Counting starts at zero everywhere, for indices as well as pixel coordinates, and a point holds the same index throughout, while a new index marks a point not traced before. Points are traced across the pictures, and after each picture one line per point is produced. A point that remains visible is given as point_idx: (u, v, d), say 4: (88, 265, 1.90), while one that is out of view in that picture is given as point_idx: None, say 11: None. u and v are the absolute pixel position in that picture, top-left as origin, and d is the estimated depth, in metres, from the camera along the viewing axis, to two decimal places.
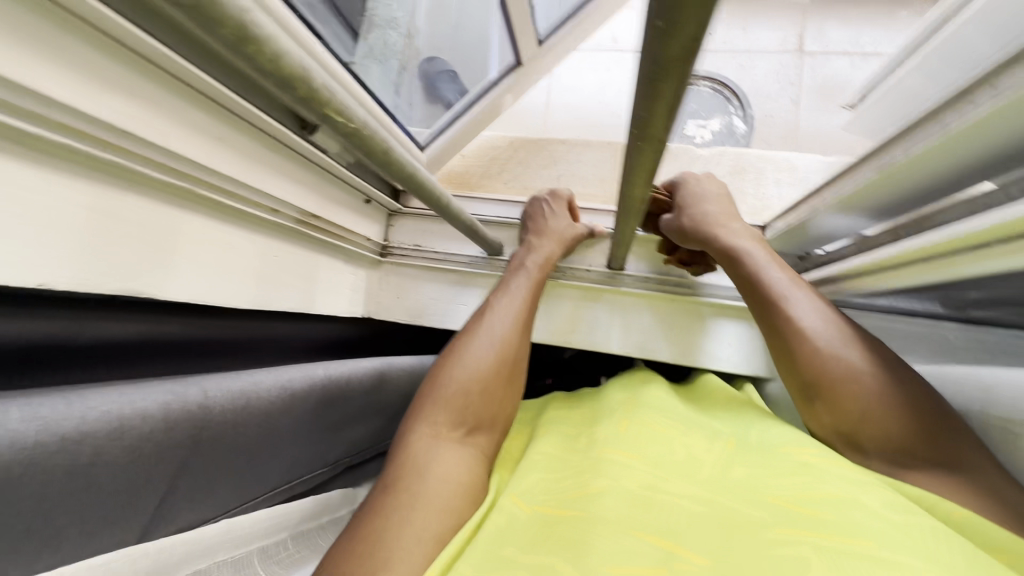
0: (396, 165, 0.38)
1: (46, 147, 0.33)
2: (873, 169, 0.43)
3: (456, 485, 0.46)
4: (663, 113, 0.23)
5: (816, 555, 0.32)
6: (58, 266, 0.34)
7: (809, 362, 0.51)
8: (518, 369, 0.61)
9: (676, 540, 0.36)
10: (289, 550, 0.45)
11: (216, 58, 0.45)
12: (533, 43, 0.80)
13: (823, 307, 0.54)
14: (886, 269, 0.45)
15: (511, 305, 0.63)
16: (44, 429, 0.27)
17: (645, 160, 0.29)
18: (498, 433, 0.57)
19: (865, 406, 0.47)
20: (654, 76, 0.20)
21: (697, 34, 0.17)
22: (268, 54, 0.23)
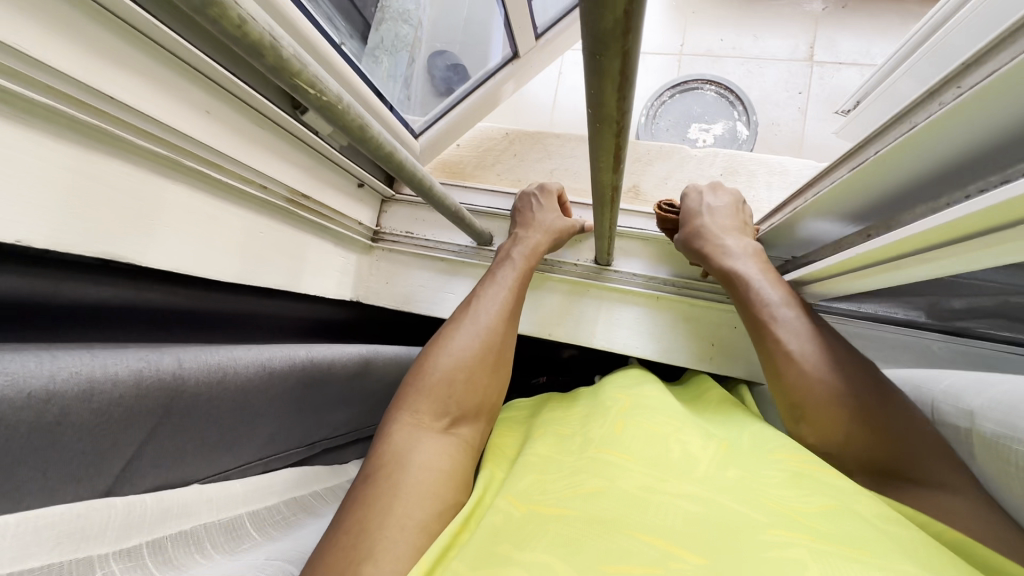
0: (373, 143, 0.39)
1: (29, 107, 0.34)
2: (848, 169, 0.44)
3: (437, 475, 0.46)
4: (612, 92, 0.23)
5: (809, 556, 0.33)
6: (36, 224, 0.35)
7: (797, 386, 0.51)
8: (506, 359, 0.61)
9: (671, 538, 0.36)
10: (283, 513, 0.47)
11: (206, 33, 0.46)
12: (531, 39, 0.81)
13: (812, 331, 0.53)
14: (855, 268, 0.45)
15: (497, 297, 0.63)
16: (11, 385, 0.26)
17: (606, 142, 0.29)
18: (482, 423, 0.56)
19: (849, 428, 0.48)
20: (596, 50, 0.20)
21: (627, 9, 0.18)
22: (233, 19, 0.24)
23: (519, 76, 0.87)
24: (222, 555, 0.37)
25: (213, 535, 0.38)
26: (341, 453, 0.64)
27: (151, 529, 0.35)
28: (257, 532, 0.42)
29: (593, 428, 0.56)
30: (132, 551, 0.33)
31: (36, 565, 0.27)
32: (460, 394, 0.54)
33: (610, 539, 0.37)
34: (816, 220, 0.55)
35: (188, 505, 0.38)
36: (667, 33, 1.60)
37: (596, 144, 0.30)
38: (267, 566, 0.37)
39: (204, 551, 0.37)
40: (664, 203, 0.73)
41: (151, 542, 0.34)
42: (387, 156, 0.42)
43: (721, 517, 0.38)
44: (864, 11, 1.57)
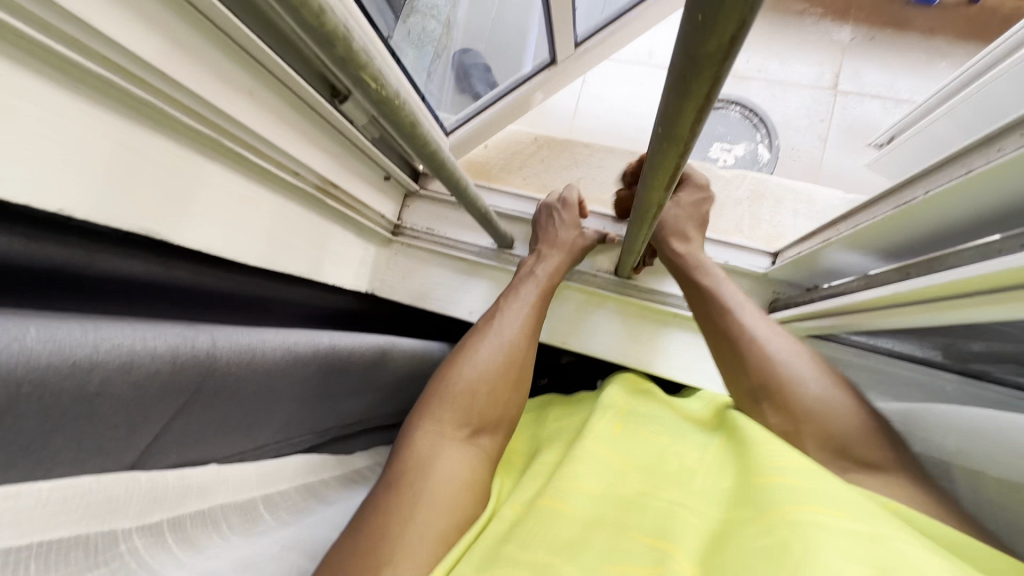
0: (421, 140, 0.39)
1: (81, 77, 0.34)
2: (893, 206, 0.44)
3: (461, 486, 0.46)
4: (691, 114, 0.23)
5: (795, 538, 0.33)
6: (77, 195, 0.35)
7: (756, 368, 0.55)
8: (527, 374, 0.60)
9: (669, 539, 0.38)
10: (293, 498, 0.48)
11: (259, 15, 0.45)
12: (570, 47, 0.80)
13: (770, 324, 0.59)
14: (890, 304, 0.44)
15: (518, 312, 0.63)
16: (58, 352, 0.25)
17: (669, 161, 0.29)
18: (504, 433, 0.56)
19: (809, 408, 0.50)
20: (688, 72, 0.20)
21: (734, 35, 0.18)
22: (313, 7, 0.24)
23: (551, 83, 0.86)
24: (237, 537, 0.39)
25: (229, 518, 0.40)
26: (348, 444, 0.64)
27: (173, 505, 0.36)
28: (270, 517, 0.44)
29: (591, 419, 0.56)
30: (155, 528, 0.34)
31: (64, 535, 0.28)
32: (483, 404, 0.54)
33: (612, 542, 0.38)
34: (844, 252, 0.55)
35: (206, 484, 0.39)
36: None
37: (656, 160, 0.30)
38: (280, 557, 0.39)
39: (220, 532, 0.38)
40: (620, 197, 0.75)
41: (172, 519, 0.35)
42: (430, 153, 0.42)
43: (729, 523, 0.39)
44: (892, 45, 1.57)
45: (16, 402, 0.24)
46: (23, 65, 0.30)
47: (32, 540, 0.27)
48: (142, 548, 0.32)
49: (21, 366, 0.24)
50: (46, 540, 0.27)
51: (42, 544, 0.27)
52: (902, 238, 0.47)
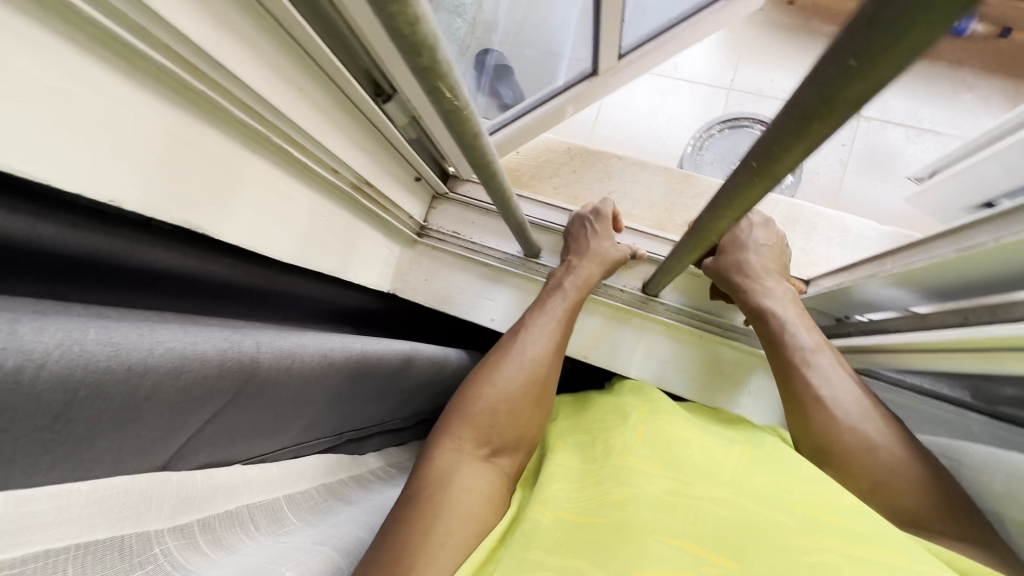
0: (479, 149, 0.38)
1: (141, 64, 0.33)
2: (951, 249, 0.44)
3: (481, 506, 0.46)
4: (798, 154, 0.23)
5: (844, 562, 0.34)
6: (128, 185, 0.34)
7: (822, 429, 0.54)
8: (551, 390, 0.60)
9: (699, 543, 0.37)
10: (315, 499, 0.47)
11: (317, 9, 0.44)
12: (614, 57, 0.78)
13: (847, 381, 0.56)
14: (945, 347, 0.45)
15: (546, 328, 0.62)
16: (115, 356, 0.24)
17: (750, 196, 0.29)
18: (525, 449, 0.56)
19: (877, 479, 0.50)
20: (815, 113, 0.20)
21: (885, 80, 0.18)
22: (409, 16, 0.23)
23: (590, 95, 0.85)
24: (265, 538, 0.38)
25: (258, 518, 0.39)
26: (365, 446, 0.63)
27: (202, 506, 0.34)
28: (295, 518, 0.43)
29: (615, 430, 0.57)
30: (186, 530, 0.33)
31: (102, 536, 0.27)
32: (504, 423, 0.53)
33: (645, 541, 0.38)
34: (890, 288, 0.54)
35: (234, 485, 0.38)
36: (718, 64, 1.59)
37: (733, 190, 0.29)
38: (314, 553, 0.39)
39: (249, 533, 0.37)
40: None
41: (202, 521, 0.34)
42: (483, 162, 0.41)
43: (753, 524, 0.39)
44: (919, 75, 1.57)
45: (70, 406, 0.23)
46: (88, 50, 0.29)
47: (73, 542, 0.25)
48: (176, 551, 0.31)
49: (80, 369, 0.22)
50: (86, 542, 0.26)
51: (82, 546, 0.26)
52: (949, 283, 0.47)
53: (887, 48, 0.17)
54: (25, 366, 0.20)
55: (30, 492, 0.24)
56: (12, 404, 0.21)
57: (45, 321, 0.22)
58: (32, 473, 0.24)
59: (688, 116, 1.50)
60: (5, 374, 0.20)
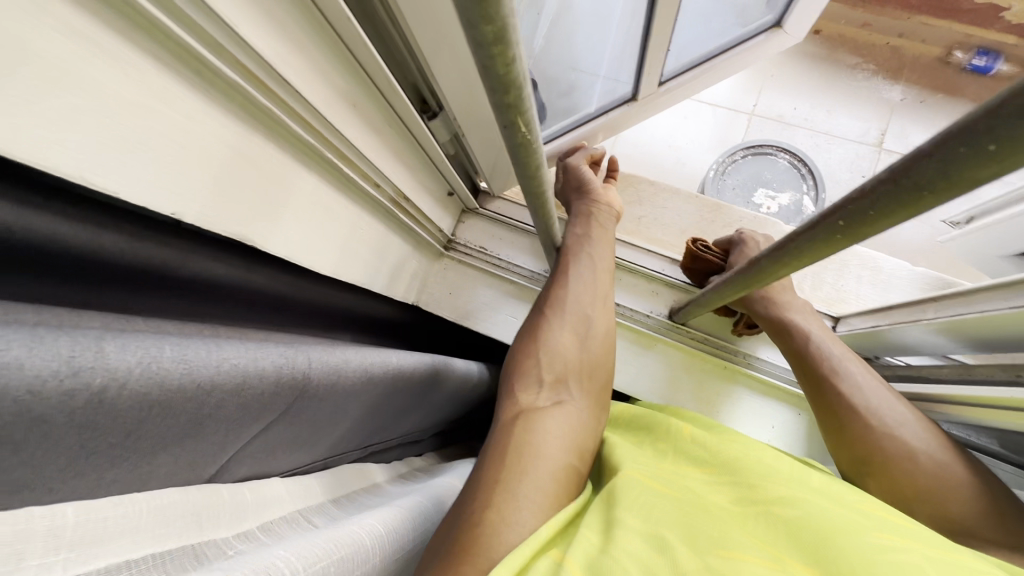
0: (536, 179, 0.38)
1: (212, 79, 0.33)
2: (1007, 304, 0.44)
3: (549, 445, 0.46)
4: (912, 209, 0.23)
5: (925, 564, 0.33)
6: (189, 198, 0.34)
7: (863, 438, 0.53)
8: (593, 318, 0.59)
9: (779, 543, 0.37)
10: (353, 494, 0.48)
11: (376, 27, 0.45)
12: (655, 85, 0.79)
13: (875, 385, 0.57)
14: (1010, 406, 0.45)
15: (573, 271, 0.62)
16: (187, 373, 0.24)
17: (828, 249, 0.30)
18: (585, 374, 0.55)
19: (924, 484, 0.49)
20: (958, 163, 0.20)
21: None
22: (507, 57, 0.23)
23: (622, 122, 0.86)
24: (319, 518, 0.39)
25: (310, 514, 0.39)
26: (386, 458, 0.63)
27: (257, 514, 0.35)
28: (335, 504, 0.43)
29: (662, 436, 0.57)
30: (249, 533, 0.32)
31: (172, 547, 0.27)
32: (556, 361, 0.53)
33: (726, 532, 0.38)
34: (928, 336, 0.55)
35: (279, 496, 0.38)
36: (742, 89, 1.59)
37: (807, 241, 0.30)
38: (375, 516, 0.40)
39: (305, 518, 0.38)
40: (694, 240, 0.74)
41: (262, 525, 0.34)
42: (537, 190, 0.41)
43: (819, 520, 0.38)
44: (941, 111, 1.57)
45: (142, 423, 0.23)
46: (165, 64, 0.29)
47: (149, 551, 0.25)
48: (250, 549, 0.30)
49: (155, 388, 0.22)
50: (160, 552, 0.26)
51: (159, 556, 0.26)
52: (1002, 336, 0.47)
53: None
54: (109, 385, 0.20)
55: (94, 504, 0.23)
56: (93, 421, 0.20)
57: (125, 339, 0.22)
58: (95, 488, 0.23)
59: (709, 139, 1.50)
60: (92, 393, 0.19)
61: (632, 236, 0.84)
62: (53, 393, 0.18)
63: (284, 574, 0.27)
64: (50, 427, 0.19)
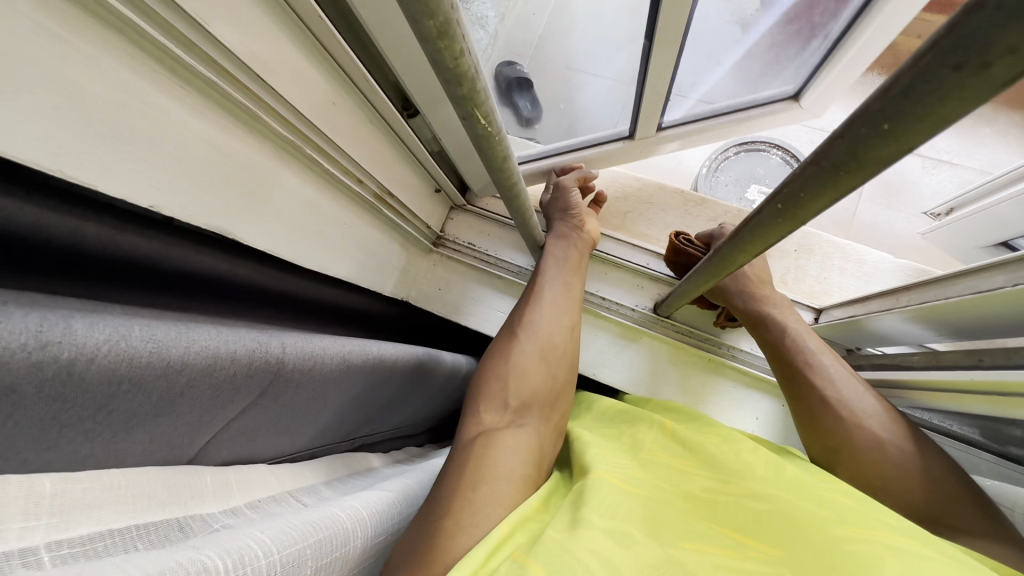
0: (505, 172, 0.40)
1: (189, 77, 0.34)
2: (968, 289, 0.45)
3: (511, 462, 0.47)
4: (844, 188, 0.25)
5: (887, 552, 0.33)
6: (168, 191, 0.35)
7: (833, 429, 0.54)
8: (560, 346, 0.60)
9: (750, 535, 0.38)
10: (341, 477, 0.49)
11: (354, 27, 0.46)
12: (652, 128, 0.76)
13: (847, 378, 0.57)
14: (980, 389, 0.46)
15: (548, 296, 0.63)
16: (156, 352, 0.25)
17: (775, 234, 0.31)
18: (548, 404, 0.56)
19: (891, 473, 0.50)
20: (879, 140, 0.21)
21: (951, 118, 0.19)
22: (455, 50, 0.24)
23: (617, 156, 0.83)
24: (304, 498, 0.40)
25: (299, 494, 0.41)
26: (379, 449, 0.64)
27: (244, 493, 0.36)
28: (320, 483, 0.45)
29: (637, 430, 0.57)
30: (235, 509, 0.34)
31: (158, 518, 0.29)
32: (522, 386, 0.54)
33: (689, 527, 0.39)
34: (902, 324, 0.56)
35: (263, 478, 0.39)
36: None
37: (757, 226, 0.32)
38: (363, 498, 0.41)
39: (290, 498, 0.39)
40: (677, 233, 0.73)
41: (249, 502, 0.36)
42: (508, 182, 0.42)
43: (782, 517, 0.39)
44: None
45: (112, 398, 0.24)
46: (140, 62, 0.31)
47: (135, 523, 0.27)
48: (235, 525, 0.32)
49: (124, 365, 0.23)
50: (146, 524, 0.28)
51: (143, 527, 0.27)
52: (967, 322, 0.49)
53: (925, 112, 0.19)
54: (77, 359, 0.21)
55: (73, 476, 0.25)
56: (63, 394, 0.22)
57: (94, 318, 0.23)
58: (72, 460, 0.25)
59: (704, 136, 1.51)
60: (60, 366, 0.21)
61: (617, 231, 0.85)
62: (21, 363, 0.19)
63: (256, 553, 0.28)
64: (20, 397, 0.20)
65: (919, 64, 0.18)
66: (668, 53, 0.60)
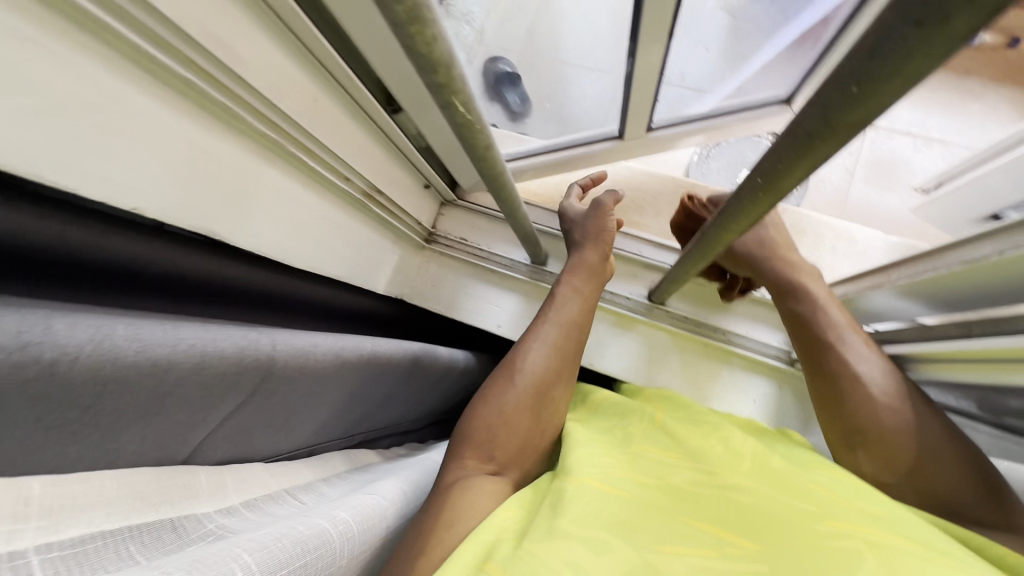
0: (489, 162, 0.40)
1: (167, 79, 0.34)
2: (958, 260, 0.45)
3: (484, 505, 0.46)
4: (829, 151, 0.24)
5: (868, 549, 0.34)
6: (147, 192, 0.35)
7: (859, 409, 0.54)
8: (554, 401, 0.58)
9: (723, 527, 0.38)
10: (341, 474, 0.49)
11: (331, 23, 0.46)
12: (642, 129, 0.76)
13: (877, 356, 0.57)
14: (982, 357, 0.46)
15: (550, 336, 0.60)
16: (141, 351, 0.25)
17: (755, 210, 0.32)
18: (526, 458, 0.54)
19: (912, 457, 0.51)
20: (852, 102, 0.21)
21: (919, 74, 0.19)
22: (426, 35, 0.24)
23: (609, 155, 0.84)
24: (307, 499, 0.40)
25: (297, 492, 0.41)
26: (379, 446, 0.64)
27: (240, 493, 0.36)
28: (318, 480, 0.45)
29: (629, 422, 0.58)
30: (232, 508, 0.34)
31: (152, 519, 0.29)
32: (508, 439, 0.53)
33: (669, 524, 0.38)
34: (896, 299, 0.56)
35: (259, 476, 0.39)
36: None
37: (739, 202, 0.32)
38: (364, 499, 0.41)
39: (285, 495, 0.40)
40: (689, 197, 0.72)
41: (245, 501, 0.36)
42: (493, 172, 0.42)
43: (768, 512, 0.39)
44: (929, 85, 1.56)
45: (99, 399, 0.24)
46: (113, 63, 0.30)
47: (128, 523, 0.27)
48: (229, 525, 0.32)
49: (108, 364, 0.23)
50: (138, 524, 0.28)
51: (135, 527, 0.27)
52: (960, 294, 0.49)
53: (892, 67, 0.19)
54: (59, 360, 0.21)
55: (61, 479, 0.25)
56: (46, 395, 0.22)
57: (76, 318, 0.23)
58: (61, 463, 0.25)
59: None
60: (42, 367, 0.21)
61: None
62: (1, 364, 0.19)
63: None
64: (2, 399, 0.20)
65: (886, 20, 0.18)
66: (653, 55, 0.60)
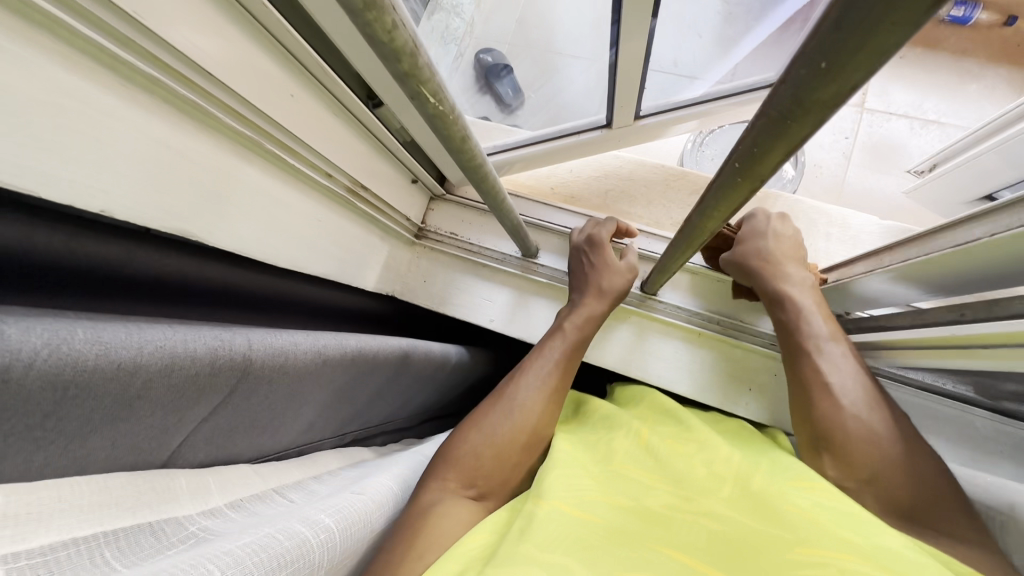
0: (468, 154, 0.39)
1: (134, 77, 0.33)
2: (949, 243, 0.45)
3: (455, 528, 0.45)
4: (803, 134, 0.23)
5: None
6: (118, 194, 0.34)
7: (827, 422, 0.53)
8: (540, 437, 0.57)
9: (693, 555, 0.38)
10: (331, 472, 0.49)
11: (305, 18, 0.45)
12: (629, 116, 0.75)
13: (857, 374, 0.56)
14: (976, 342, 0.45)
15: (537, 371, 0.61)
16: (103, 353, 0.24)
17: (735, 197, 0.31)
18: (505, 489, 0.53)
19: (878, 469, 0.49)
20: (827, 79, 0.20)
21: (893, 47, 0.18)
22: (386, 22, 0.23)
23: (595, 144, 0.82)
24: (297, 497, 0.40)
25: (286, 491, 0.40)
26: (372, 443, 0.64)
27: (226, 493, 0.36)
28: (306, 477, 0.44)
29: (614, 435, 0.57)
30: (215, 510, 0.34)
31: (129, 522, 0.28)
32: (490, 469, 0.52)
33: (641, 553, 0.38)
34: (889, 284, 0.56)
35: (245, 476, 0.39)
36: None
37: (720, 188, 0.31)
38: (353, 500, 0.40)
39: (273, 493, 0.39)
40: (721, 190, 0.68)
41: (230, 501, 0.35)
42: (471, 163, 0.41)
43: (742, 540, 0.39)
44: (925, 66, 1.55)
45: (59, 405, 0.23)
46: (77, 64, 0.29)
47: (104, 527, 0.27)
48: (212, 527, 0.32)
49: (68, 368, 0.23)
50: (114, 529, 0.27)
51: (110, 533, 0.27)
52: (952, 278, 0.48)
53: (864, 40, 0.18)
54: (13, 365, 0.20)
55: (29, 486, 0.24)
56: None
57: (31, 322, 0.22)
58: (27, 470, 0.24)
59: None
60: None
61: (600, 211, 0.84)
62: None
63: None
64: None
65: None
66: (638, 44, 0.59)
